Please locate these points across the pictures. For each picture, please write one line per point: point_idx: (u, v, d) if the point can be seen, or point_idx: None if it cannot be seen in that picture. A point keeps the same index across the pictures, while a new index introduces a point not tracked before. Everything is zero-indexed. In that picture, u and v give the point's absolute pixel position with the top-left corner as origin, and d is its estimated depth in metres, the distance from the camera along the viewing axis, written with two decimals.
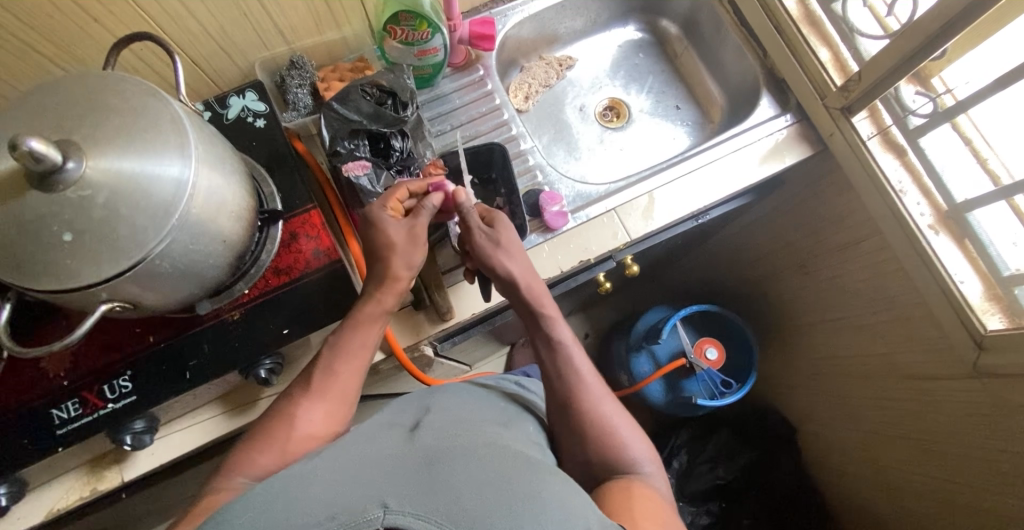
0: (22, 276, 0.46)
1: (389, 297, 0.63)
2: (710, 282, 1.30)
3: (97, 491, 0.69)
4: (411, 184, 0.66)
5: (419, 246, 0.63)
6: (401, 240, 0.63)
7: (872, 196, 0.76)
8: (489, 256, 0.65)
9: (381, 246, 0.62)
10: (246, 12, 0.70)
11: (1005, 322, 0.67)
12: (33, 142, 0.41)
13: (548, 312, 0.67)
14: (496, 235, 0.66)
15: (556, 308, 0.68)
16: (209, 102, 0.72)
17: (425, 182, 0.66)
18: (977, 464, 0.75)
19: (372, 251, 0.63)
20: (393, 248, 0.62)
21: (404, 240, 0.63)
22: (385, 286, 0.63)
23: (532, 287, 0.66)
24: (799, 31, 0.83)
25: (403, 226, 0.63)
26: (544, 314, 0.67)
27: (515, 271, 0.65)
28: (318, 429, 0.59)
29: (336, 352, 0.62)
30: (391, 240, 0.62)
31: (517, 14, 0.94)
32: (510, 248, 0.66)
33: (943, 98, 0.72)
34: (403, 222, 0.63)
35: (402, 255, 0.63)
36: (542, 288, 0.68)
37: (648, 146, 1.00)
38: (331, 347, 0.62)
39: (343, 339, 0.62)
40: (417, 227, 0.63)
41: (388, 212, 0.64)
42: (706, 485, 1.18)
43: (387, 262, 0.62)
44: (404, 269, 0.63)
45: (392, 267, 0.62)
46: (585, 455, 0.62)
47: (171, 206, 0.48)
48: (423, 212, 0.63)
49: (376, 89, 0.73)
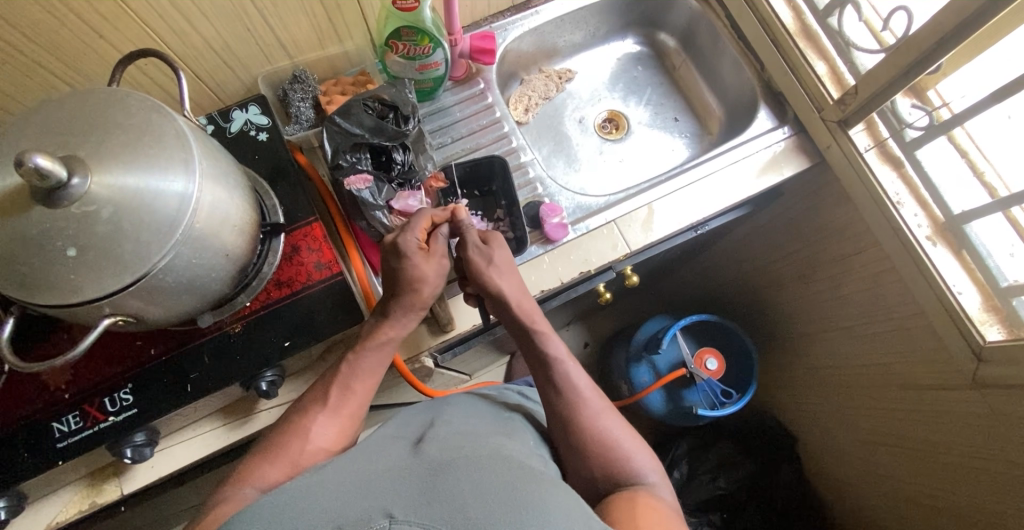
0: (28, 292, 0.46)
1: (412, 322, 0.66)
2: (710, 292, 1.30)
3: (96, 504, 0.69)
4: (435, 212, 0.67)
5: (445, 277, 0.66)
6: (433, 273, 0.64)
7: (870, 209, 0.77)
8: (482, 274, 0.66)
9: (414, 280, 0.63)
10: (249, 27, 0.71)
11: (1004, 333, 0.67)
12: (38, 158, 0.41)
13: (540, 328, 0.67)
14: (490, 252, 0.67)
15: (546, 324, 0.68)
16: (211, 116, 0.73)
17: (445, 211, 0.67)
18: (979, 475, 0.75)
19: (402, 283, 0.63)
20: (425, 281, 0.63)
21: (435, 272, 0.64)
22: (411, 311, 0.65)
23: (523, 305, 0.67)
24: (795, 45, 0.84)
25: (433, 257, 0.64)
26: (538, 331, 0.67)
27: (507, 289, 0.66)
28: (331, 442, 0.60)
29: (354, 371, 0.63)
30: (424, 274, 0.63)
31: (518, 28, 0.95)
32: (502, 266, 0.67)
33: (939, 110, 0.73)
34: (437, 256, 0.64)
35: (432, 285, 0.64)
36: (532, 305, 0.68)
37: (647, 157, 1.01)
38: (350, 367, 0.63)
39: (365, 359, 0.63)
40: (443, 257, 0.65)
41: (417, 241, 0.63)
42: (707, 495, 1.17)
43: (419, 294, 0.63)
44: (430, 298, 0.65)
45: (423, 297, 0.64)
46: (589, 470, 0.61)
47: (175, 221, 0.48)
48: (442, 239, 0.65)
49: (378, 103, 0.74)
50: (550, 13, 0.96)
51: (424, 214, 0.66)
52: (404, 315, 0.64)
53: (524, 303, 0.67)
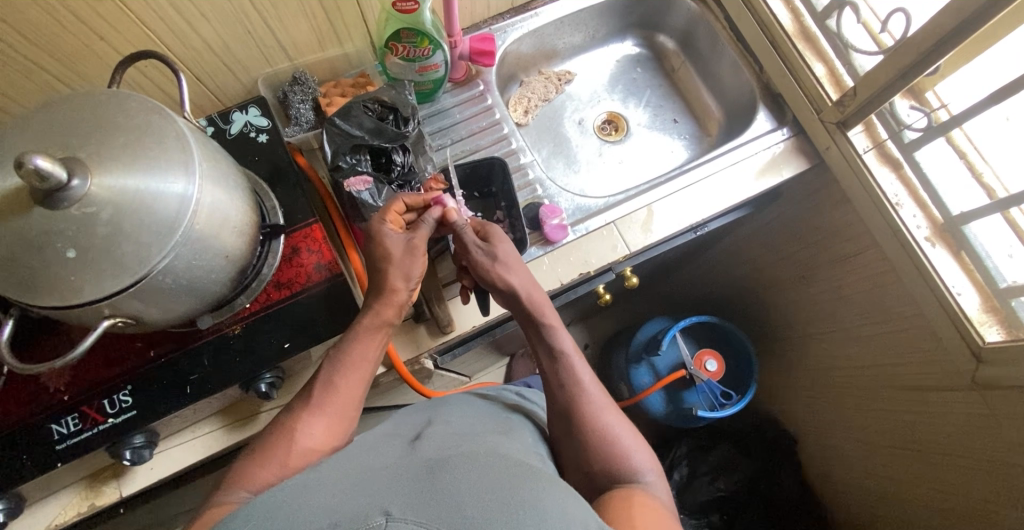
0: (27, 294, 0.46)
1: (389, 310, 0.64)
2: (709, 293, 1.30)
3: (95, 507, 0.69)
4: (408, 197, 0.66)
5: (418, 257, 0.64)
6: (399, 253, 0.64)
7: (870, 210, 0.77)
8: (489, 267, 0.67)
9: (380, 261, 0.64)
10: (249, 29, 0.71)
11: (1003, 334, 0.67)
12: (38, 160, 0.41)
13: (549, 322, 0.68)
14: (493, 250, 0.67)
15: (556, 318, 0.69)
16: (211, 118, 0.73)
17: (420, 195, 0.67)
18: (978, 476, 0.75)
19: (371, 266, 0.65)
20: (390, 261, 0.63)
21: (401, 253, 0.64)
22: (384, 299, 0.63)
23: (533, 297, 0.67)
24: (794, 47, 0.84)
25: (402, 240, 0.64)
26: (544, 325, 0.67)
27: (514, 282, 0.66)
28: (318, 443, 0.58)
29: (336, 368, 0.62)
30: (389, 253, 0.63)
31: (517, 30, 0.95)
32: (508, 261, 0.67)
33: (937, 111, 0.74)
34: (403, 235, 0.65)
35: (400, 267, 0.64)
36: (543, 298, 0.69)
37: (646, 159, 1.01)
38: (332, 362, 0.62)
39: (345, 350, 0.62)
40: (416, 241, 0.65)
41: (388, 226, 0.65)
42: (707, 497, 1.18)
43: (384, 273, 0.63)
44: (402, 283, 0.64)
45: (391, 280, 0.63)
46: (587, 465, 0.61)
47: (175, 222, 0.48)
48: (423, 225, 0.66)
49: (378, 104, 0.74)
50: (549, 16, 0.96)
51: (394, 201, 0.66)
52: (376, 301, 0.63)
53: (533, 296, 0.68)
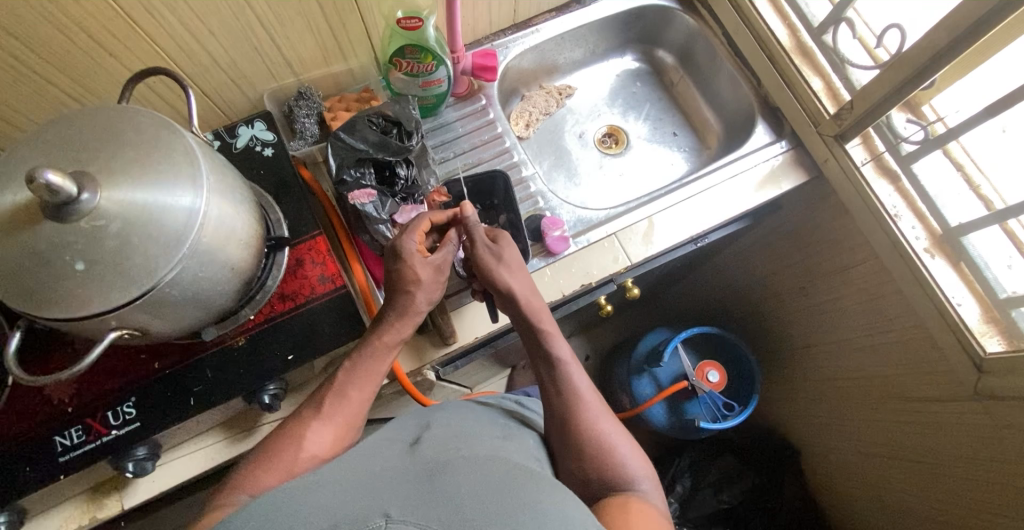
0: (35, 306, 0.47)
1: (406, 328, 0.65)
2: (710, 304, 1.31)
3: (96, 519, 0.69)
4: (431, 215, 0.67)
5: (441, 283, 0.66)
6: (428, 277, 0.65)
7: (868, 221, 0.78)
8: (493, 269, 0.67)
9: (409, 282, 0.64)
10: (256, 45, 0.73)
11: (1004, 344, 0.68)
12: (49, 174, 0.42)
13: (547, 329, 0.67)
14: (500, 250, 0.68)
15: (554, 325, 0.68)
16: (218, 132, 0.75)
17: (444, 213, 0.68)
18: (983, 487, 0.74)
19: (397, 286, 0.64)
20: (419, 285, 0.64)
21: (430, 276, 0.65)
22: (403, 316, 0.64)
23: (531, 302, 0.67)
24: (792, 62, 0.85)
25: (429, 263, 0.65)
26: (543, 329, 0.67)
27: (513, 285, 0.66)
28: (323, 450, 0.59)
29: (350, 378, 0.63)
30: (419, 277, 0.64)
31: (519, 45, 0.97)
32: (512, 265, 0.68)
33: (935, 125, 0.74)
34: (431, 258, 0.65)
35: (426, 291, 0.65)
36: (540, 304, 0.68)
37: (647, 172, 1.02)
38: (346, 374, 0.63)
39: (359, 364, 0.63)
40: (443, 265, 0.66)
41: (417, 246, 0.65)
42: (708, 510, 1.17)
43: (412, 297, 0.64)
44: (424, 305, 0.65)
45: (415, 303, 0.64)
46: (583, 473, 0.61)
47: (183, 234, 0.49)
48: (449, 244, 0.67)
49: (382, 119, 0.76)
50: (550, 31, 0.98)
51: (422, 218, 0.66)
52: (398, 320, 0.64)
53: (533, 302, 0.68)
